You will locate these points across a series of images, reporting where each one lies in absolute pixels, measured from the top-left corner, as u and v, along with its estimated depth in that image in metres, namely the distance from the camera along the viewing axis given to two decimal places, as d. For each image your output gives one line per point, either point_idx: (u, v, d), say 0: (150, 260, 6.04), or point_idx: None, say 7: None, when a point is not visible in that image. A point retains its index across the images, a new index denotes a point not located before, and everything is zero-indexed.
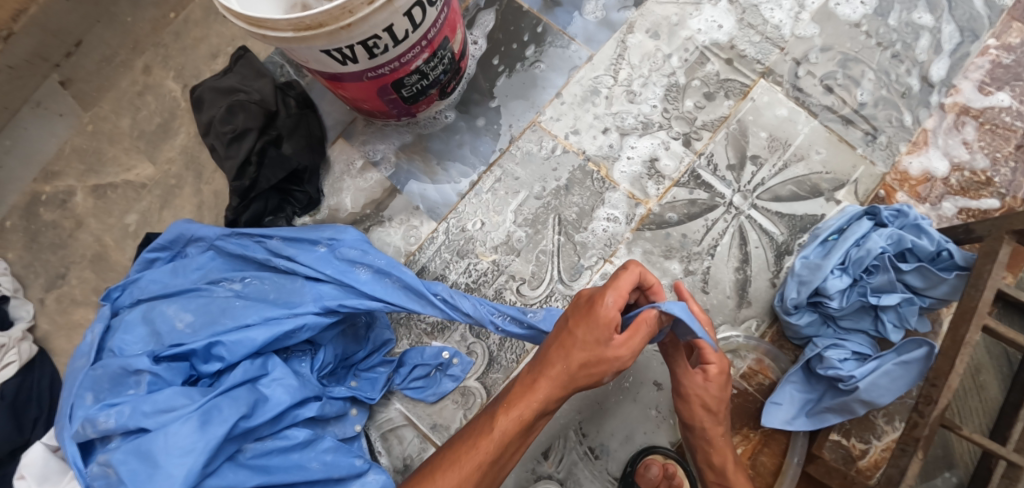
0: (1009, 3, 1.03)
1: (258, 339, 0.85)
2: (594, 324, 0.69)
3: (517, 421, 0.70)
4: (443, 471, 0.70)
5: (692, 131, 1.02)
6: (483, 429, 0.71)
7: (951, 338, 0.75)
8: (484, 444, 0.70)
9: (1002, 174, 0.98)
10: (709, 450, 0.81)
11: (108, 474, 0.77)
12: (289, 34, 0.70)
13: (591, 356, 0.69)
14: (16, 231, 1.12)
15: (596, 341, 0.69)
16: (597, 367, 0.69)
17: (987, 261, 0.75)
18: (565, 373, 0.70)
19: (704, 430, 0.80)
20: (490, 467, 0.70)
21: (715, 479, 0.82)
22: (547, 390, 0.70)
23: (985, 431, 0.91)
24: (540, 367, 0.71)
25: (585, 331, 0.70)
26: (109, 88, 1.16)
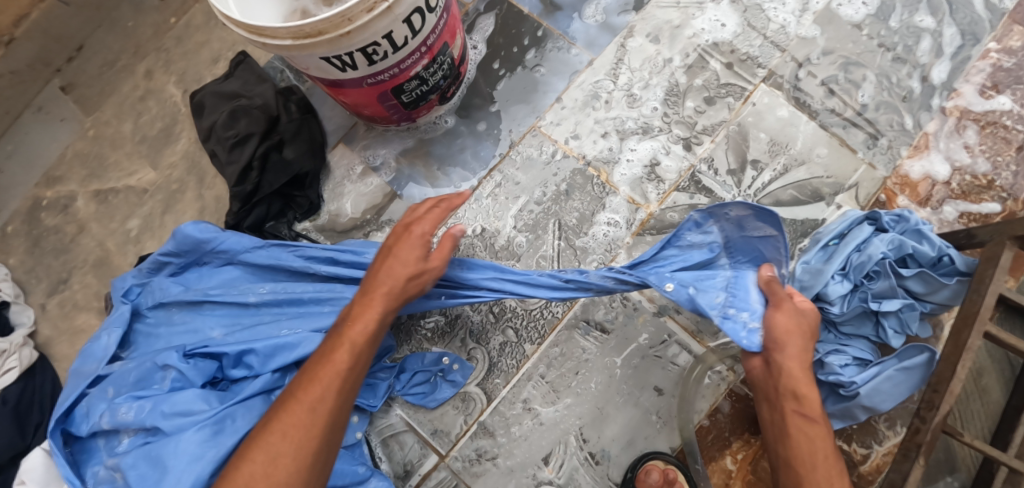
0: (1010, 6, 1.03)
1: (305, 353, 0.85)
2: (410, 241, 0.77)
3: (362, 330, 0.73)
4: (304, 388, 0.69)
5: (692, 136, 1.02)
6: (331, 346, 0.72)
7: (953, 344, 0.75)
8: (337, 358, 0.71)
9: (1004, 178, 0.98)
10: (795, 376, 0.72)
11: (116, 478, 0.79)
12: (288, 42, 0.70)
13: (414, 268, 0.76)
14: (19, 236, 1.12)
15: (418, 257, 0.76)
16: (418, 281, 0.76)
17: (989, 266, 0.75)
18: (399, 286, 0.75)
19: (795, 350, 0.72)
20: (348, 376, 0.71)
21: (795, 410, 0.71)
22: (382, 302, 0.74)
23: (987, 436, 0.91)
24: (367, 288, 0.75)
25: (400, 250, 0.76)
26: (110, 93, 1.17)
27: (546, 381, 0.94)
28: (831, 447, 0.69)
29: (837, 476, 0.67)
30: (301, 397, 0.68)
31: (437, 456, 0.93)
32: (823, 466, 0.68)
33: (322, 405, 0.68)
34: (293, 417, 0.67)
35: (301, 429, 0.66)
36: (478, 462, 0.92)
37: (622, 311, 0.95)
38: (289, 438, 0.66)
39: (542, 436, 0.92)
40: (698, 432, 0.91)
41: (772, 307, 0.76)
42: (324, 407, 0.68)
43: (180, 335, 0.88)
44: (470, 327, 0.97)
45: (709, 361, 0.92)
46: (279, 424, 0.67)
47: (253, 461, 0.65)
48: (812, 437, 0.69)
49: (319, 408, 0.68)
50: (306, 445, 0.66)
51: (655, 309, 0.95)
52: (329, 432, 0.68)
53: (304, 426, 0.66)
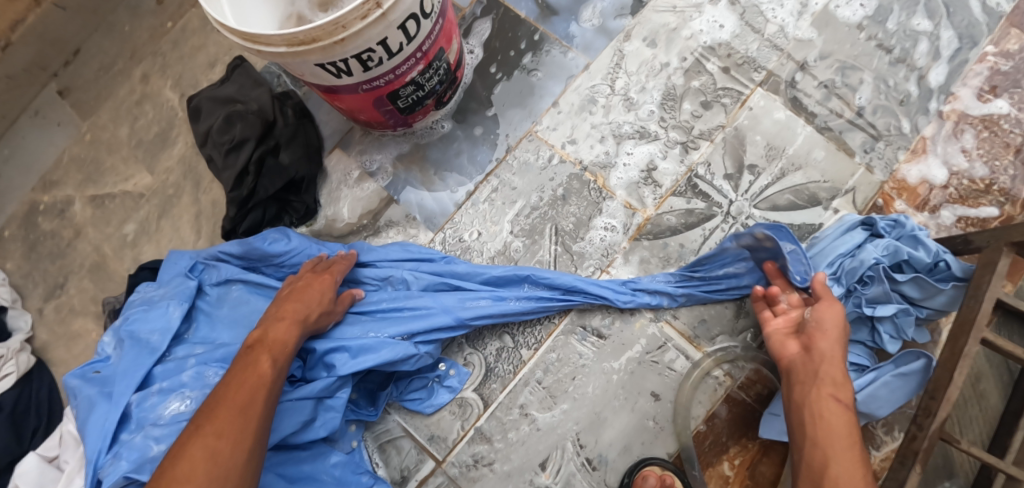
0: (1008, 9, 1.03)
1: (383, 357, 0.87)
2: (321, 282, 0.87)
3: (283, 347, 0.78)
4: (233, 393, 0.71)
5: (689, 140, 1.02)
6: (255, 358, 0.76)
7: (950, 350, 0.75)
8: (261, 368, 0.75)
9: (1002, 182, 0.97)
10: (833, 363, 0.76)
11: (151, 448, 0.80)
12: (282, 49, 0.70)
13: (325, 305, 0.86)
14: (16, 240, 1.12)
15: (326, 294, 0.86)
16: (325, 316, 0.86)
17: (986, 273, 0.75)
18: (311, 316, 0.83)
19: (830, 343, 0.78)
20: (272, 386, 0.75)
21: (830, 394, 0.75)
22: (296, 326, 0.81)
23: (985, 441, 0.91)
24: (281, 314, 0.82)
25: (315, 286, 0.86)
26: (107, 97, 1.16)
27: (543, 386, 0.94)
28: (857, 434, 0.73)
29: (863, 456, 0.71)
30: (231, 400, 0.70)
31: (434, 462, 0.93)
32: (851, 443, 0.71)
33: (254, 407, 0.71)
34: (225, 420, 0.68)
35: (235, 428, 0.68)
36: (475, 467, 0.92)
37: (619, 316, 0.95)
38: (224, 437, 0.67)
39: (539, 441, 0.92)
40: (695, 438, 0.91)
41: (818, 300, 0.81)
42: (256, 410, 0.71)
43: (259, 322, 0.91)
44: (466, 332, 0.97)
45: (705, 366, 0.92)
46: (206, 429, 0.67)
47: (190, 459, 0.65)
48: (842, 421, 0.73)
49: (249, 410, 0.70)
50: (241, 444, 0.68)
51: (652, 314, 0.95)
52: (260, 433, 0.70)
53: (239, 425, 0.69)
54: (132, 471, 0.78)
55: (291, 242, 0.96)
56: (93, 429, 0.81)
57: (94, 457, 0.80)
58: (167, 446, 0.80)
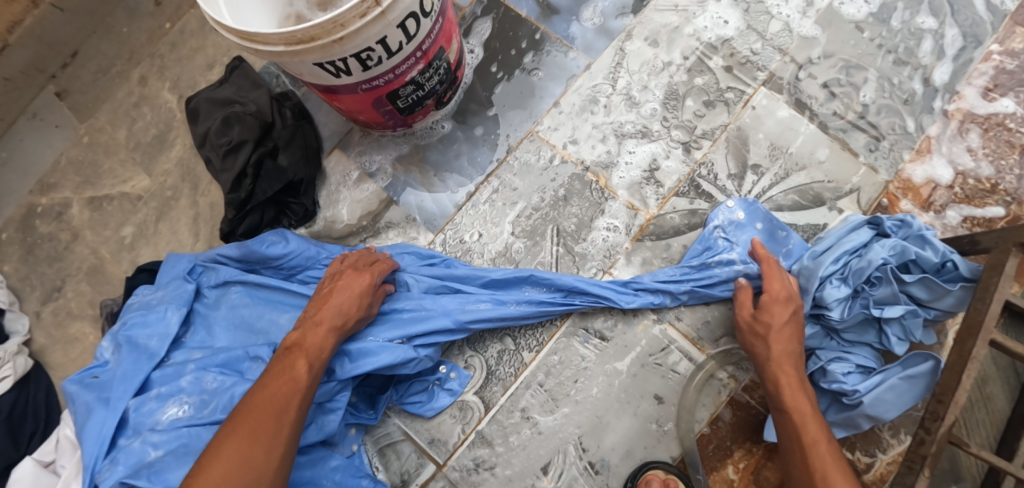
0: (1013, 8, 1.02)
1: (383, 361, 0.86)
2: (360, 282, 0.86)
3: (319, 353, 0.80)
4: (265, 399, 0.74)
5: (692, 140, 1.01)
6: (288, 363, 0.78)
7: (958, 352, 0.74)
8: (295, 374, 0.77)
9: (1008, 182, 0.96)
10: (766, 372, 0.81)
11: (148, 454, 0.79)
12: (280, 48, 0.70)
13: (364, 307, 0.85)
14: (13, 243, 1.11)
15: (365, 294, 0.86)
16: (365, 317, 0.86)
17: (994, 273, 0.73)
18: (350, 320, 0.83)
19: (761, 352, 0.83)
20: (306, 392, 0.76)
21: (775, 406, 0.80)
22: (334, 332, 0.82)
23: (993, 444, 0.90)
24: (319, 317, 0.82)
25: (352, 288, 0.85)
26: (105, 99, 1.16)
27: (544, 389, 0.93)
28: (818, 428, 0.75)
29: (818, 451, 0.73)
30: (265, 407, 0.73)
31: (434, 466, 0.91)
32: (800, 443, 0.74)
33: (287, 415, 0.73)
34: (256, 427, 0.71)
35: (266, 435, 0.71)
36: (476, 471, 0.91)
37: (622, 318, 0.94)
38: (257, 444, 0.70)
39: (541, 445, 0.91)
40: (699, 441, 0.90)
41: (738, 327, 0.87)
42: (289, 416, 0.73)
43: (259, 324, 0.90)
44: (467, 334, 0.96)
45: (709, 368, 0.91)
46: (242, 434, 0.70)
47: (222, 464, 0.68)
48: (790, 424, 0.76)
49: (283, 417, 0.73)
50: (273, 451, 0.71)
51: (655, 316, 0.94)
52: (293, 441, 0.73)
53: (271, 434, 0.71)
54: (128, 476, 0.77)
55: (289, 244, 0.94)
56: (90, 434, 0.80)
57: (90, 463, 0.78)
58: (165, 452, 0.79)
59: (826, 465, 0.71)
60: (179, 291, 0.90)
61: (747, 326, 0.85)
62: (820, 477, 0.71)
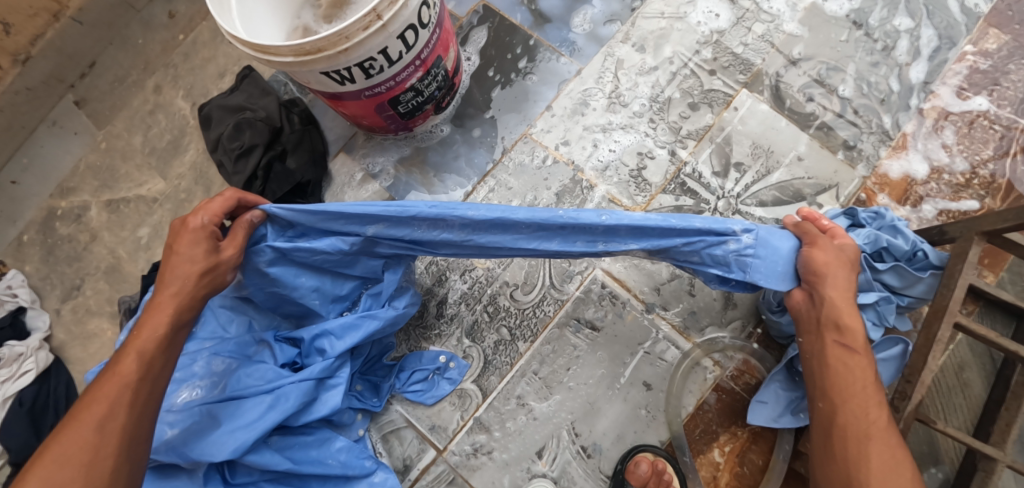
0: (986, 10, 1.07)
1: (369, 331, 0.91)
2: (188, 236, 0.74)
3: (150, 339, 0.70)
4: (89, 404, 0.64)
5: (678, 140, 1.06)
6: (118, 358, 0.68)
7: (925, 335, 0.78)
8: (124, 371, 0.67)
9: (982, 177, 1.01)
10: (837, 307, 0.74)
11: (165, 432, 0.80)
12: (290, 59, 0.75)
13: (203, 263, 0.74)
14: (34, 245, 1.17)
15: (206, 253, 0.74)
16: (214, 274, 0.75)
17: (959, 261, 0.78)
18: (191, 282, 0.73)
19: (837, 286, 0.75)
20: (139, 385, 0.67)
21: (838, 343, 0.73)
22: (175, 301, 0.72)
23: (970, 428, 0.93)
24: (157, 294, 0.73)
25: (189, 252, 0.73)
26: (121, 107, 1.22)
27: (539, 377, 0.97)
28: (869, 374, 0.72)
29: (873, 401, 0.70)
30: (85, 416, 0.63)
31: (434, 451, 0.96)
32: (862, 392, 0.71)
33: (112, 421, 0.64)
34: (76, 439, 0.62)
35: (87, 448, 0.62)
36: (475, 455, 0.95)
37: (612, 309, 0.99)
38: (71, 466, 0.61)
39: (536, 431, 0.95)
40: (686, 425, 0.94)
41: (806, 246, 0.80)
42: (115, 423, 0.64)
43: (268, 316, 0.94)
44: (465, 325, 1.01)
45: (695, 356, 0.96)
46: (55, 453, 0.61)
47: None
48: (848, 366, 0.72)
49: (107, 426, 0.64)
50: (97, 467, 0.62)
51: (643, 306, 0.99)
52: (129, 444, 0.65)
53: (92, 447, 0.62)
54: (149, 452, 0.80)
55: None
56: None
57: None
58: (181, 431, 0.81)
59: (877, 417, 0.70)
60: None
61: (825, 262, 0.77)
62: (875, 427, 0.69)
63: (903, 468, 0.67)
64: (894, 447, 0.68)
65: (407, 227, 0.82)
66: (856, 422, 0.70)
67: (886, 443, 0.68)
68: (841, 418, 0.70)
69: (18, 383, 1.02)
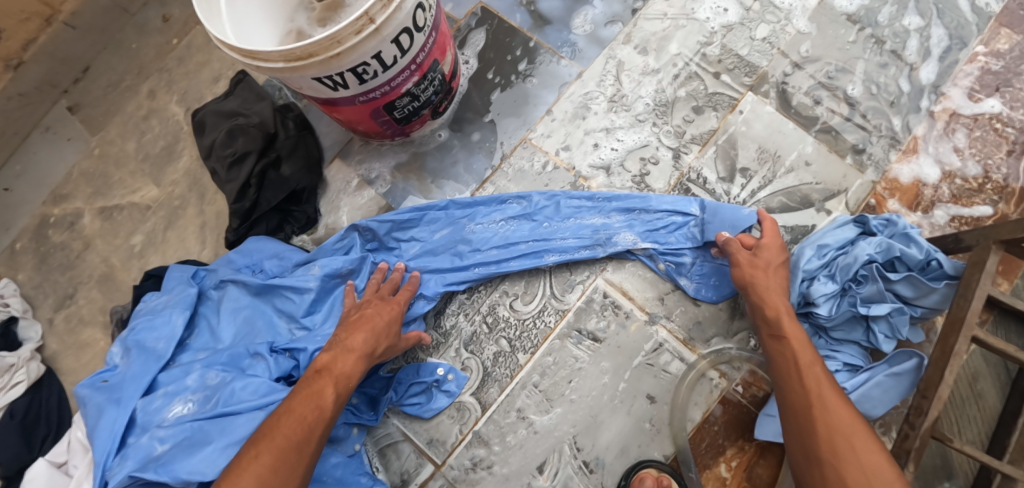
0: (997, 10, 1.04)
1: None
2: (389, 312, 0.89)
3: (345, 381, 0.81)
4: (288, 425, 0.74)
5: (681, 145, 1.03)
6: (313, 388, 0.78)
7: (941, 348, 0.76)
8: (321, 402, 0.77)
9: (995, 181, 0.98)
10: (765, 304, 0.83)
11: (155, 448, 0.81)
12: (281, 64, 0.73)
13: (392, 337, 0.87)
14: (27, 253, 1.15)
15: (395, 329, 0.88)
16: (393, 348, 0.88)
17: (975, 271, 0.75)
18: (381, 345, 0.85)
19: (761, 285, 0.84)
20: (329, 421, 0.77)
21: (769, 334, 0.82)
22: (362, 360, 0.83)
23: (985, 441, 0.90)
24: (351, 345, 0.83)
25: (383, 317, 0.87)
26: (115, 113, 1.20)
27: (540, 390, 0.95)
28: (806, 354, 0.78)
29: (808, 373, 0.76)
30: (288, 435, 0.73)
31: (432, 466, 0.94)
32: (796, 369, 0.76)
33: (308, 445, 0.74)
34: (277, 456, 0.71)
35: (288, 464, 0.72)
36: (474, 470, 0.93)
37: (615, 319, 0.96)
38: (275, 472, 0.70)
39: (537, 445, 0.93)
40: (692, 439, 0.91)
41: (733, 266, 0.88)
42: (309, 448, 0.74)
43: (262, 330, 0.92)
44: (463, 336, 0.98)
45: (701, 367, 0.93)
46: (259, 461, 0.71)
47: None
48: (782, 351, 0.79)
49: (303, 448, 0.74)
50: (290, 481, 0.71)
51: (647, 317, 0.96)
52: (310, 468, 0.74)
53: (290, 462, 0.72)
54: (137, 470, 0.79)
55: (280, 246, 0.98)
56: (101, 432, 0.82)
57: (102, 460, 0.80)
58: (171, 446, 0.81)
59: (820, 386, 0.74)
60: (178, 303, 0.92)
61: (747, 262, 0.87)
62: (815, 395, 0.73)
63: (848, 424, 0.70)
64: (838, 408, 0.72)
65: (464, 228, 0.99)
66: (798, 398, 0.75)
67: (829, 406, 0.72)
68: (786, 395, 0.76)
69: (9, 395, 0.99)
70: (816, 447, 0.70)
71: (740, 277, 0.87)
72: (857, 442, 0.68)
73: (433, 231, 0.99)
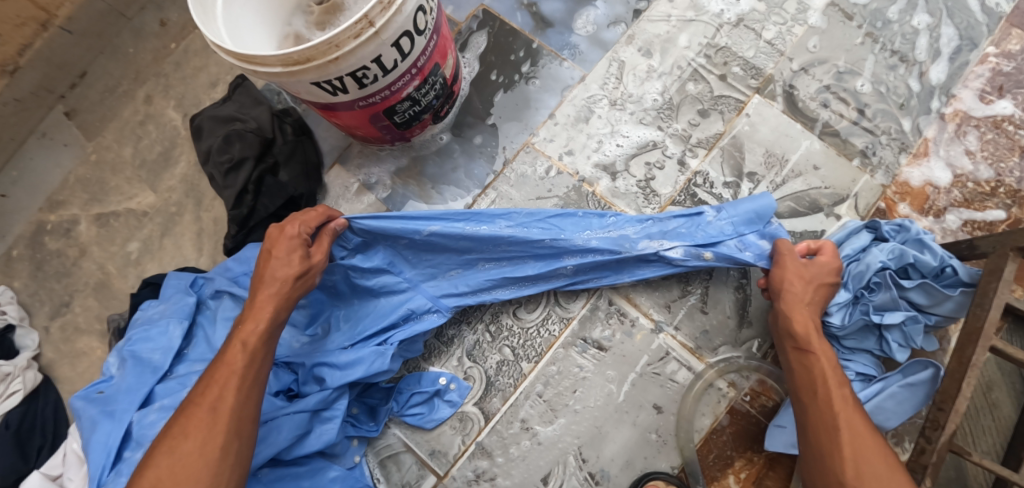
0: (1008, 9, 1.02)
1: (369, 371, 0.86)
2: (285, 242, 0.78)
3: (252, 332, 0.74)
4: (203, 392, 0.70)
5: (688, 149, 1.01)
6: (225, 349, 0.74)
7: (958, 359, 0.73)
8: (231, 359, 0.72)
9: (1008, 184, 0.96)
10: (797, 314, 0.79)
11: None
12: (277, 69, 0.71)
13: (298, 267, 0.78)
14: (23, 260, 1.13)
15: (301, 255, 0.79)
16: (306, 277, 0.79)
17: (993, 279, 0.73)
18: (287, 285, 0.77)
19: (793, 295, 0.80)
20: (245, 373, 0.72)
21: (794, 347, 0.79)
22: (271, 302, 0.76)
23: (1000, 452, 0.88)
24: (255, 290, 0.76)
25: (277, 248, 0.78)
26: (112, 118, 1.18)
27: (543, 400, 0.93)
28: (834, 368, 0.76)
29: (836, 393, 0.73)
30: (201, 400, 0.69)
31: (435, 477, 0.92)
32: (824, 387, 0.74)
33: (222, 404, 0.69)
34: (190, 431, 0.67)
35: (205, 429, 0.68)
36: (476, 482, 0.91)
37: (620, 328, 0.94)
38: (188, 440, 0.67)
39: (540, 456, 0.91)
40: (700, 451, 0.89)
41: (777, 266, 0.83)
42: (223, 407, 0.69)
43: None
44: (465, 345, 0.96)
45: (708, 377, 0.91)
46: (170, 436, 0.67)
47: (156, 466, 0.66)
48: (808, 366, 0.77)
49: (218, 411, 0.69)
50: (210, 442, 0.67)
51: (653, 325, 0.94)
52: (238, 422, 0.69)
53: (206, 425, 0.68)
54: None
55: None
56: (96, 446, 0.80)
57: (97, 474, 0.79)
58: None
59: (849, 411, 0.72)
60: (175, 313, 0.89)
61: (793, 266, 0.82)
62: (843, 417, 0.72)
63: (873, 447, 0.69)
64: (861, 431, 0.71)
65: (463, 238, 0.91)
66: (823, 417, 0.73)
67: (857, 432, 0.70)
68: (811, 411, 0.74)
69: (4, 404, 0.97)
70: (838, 469, 0.69)
71: (777, 280, 0.82)
72: (878, 467, 0.67)
73: (433, 233, 0.90)
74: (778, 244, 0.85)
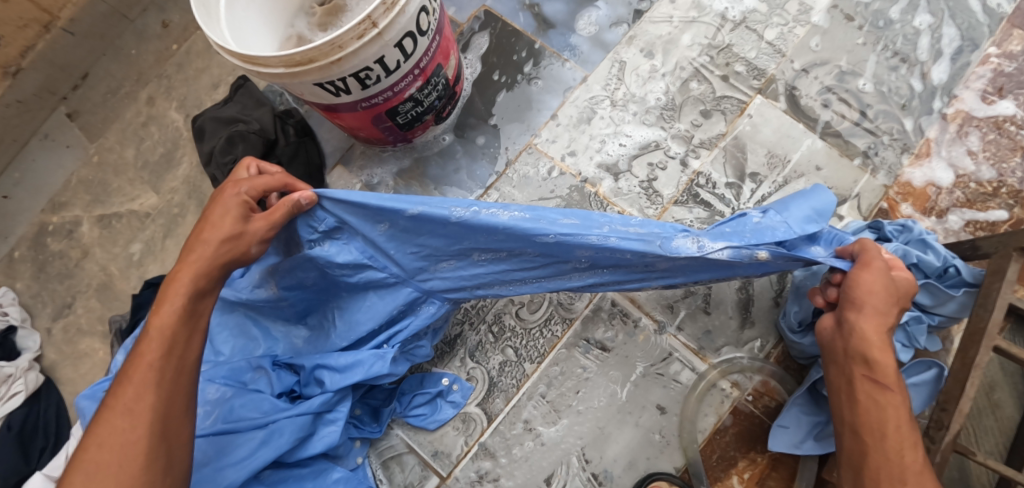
0: (1010, 10, 1.02)
1: (371, 372, 0.85)
2: (221, 203, 0.67)
3: (175, 313, 0.63)
4: (119, 391, 0.60)
5: (690, 150, 1.01)
6: (143, 336, 0.63)
7: (961, 359, 0.73)
8: (148, 349, 0.62)
9: (1010, 185, 0.96)
10: (872, 343, 0.68)
11: None
12: (280, 70, 0.71)
13: (229, 230, 0.66)
14: (25, 261, 1.13)
15: (235, 217, 0.67)
16: (237, 243, 0.67)
17: (996, 279, 0.73)
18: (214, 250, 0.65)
19: (876, 316, 0.68)
20: (166, 364, 0.62)
21: (866, 376, 0.68)
22: (199, 274, 0.65)
23: (1003, 452, 0.88)
24: (181, 261, 0.66)
25: (213, 212, 0.67)
26: (114, 119, 1.18)
27: (546, 400, 0.93)
28: (903, 414, 0.67)
29: (908, 442, 0.65)
30: (115, 402, 0.59)
31: (437, 478, 0.91)
32: (895, 434, 0.65)
33: (139, 404, 0.59)
34: (107, 440, 0.58)
35: (127, 438, 0.58)
36: (479, 483, 0.91)
37: (623, 329, 0.94)
38: (111, 454, 0.58)
39: (543, 457, 0.91)
40: (703, 451, 0.89)
41: (858, 268, 0.69)
42: (143, 407, 0.59)
43: (264, 343, 0.89)
44: (468, 346, 0.96)
45: (711, 377, 0.91)
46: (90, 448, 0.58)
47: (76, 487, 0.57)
48: (881, 405, 0.67)
49: (136, 414, 0.59)
50: (131, 453, 0.58)
51: (656, 325, 0.94)
52: (165, 424, 0.60)
53: (124, 434, 0.58)
54: None
55: None
56: None
57: None
58: None
59: (914, 462, 0.64)
60: None
61: (883, 276, 0.68)
62: (913, 470, 0.64)
63: None
64: None
65: (456, 232, 0.78)
66: (886, 466, 0.65)
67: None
68: (870, 455, 0.66)
69: (6, 405, 0.97)
70: None
71: (852, 287, 0.69)
72: None
73: (420, 215, 0.76)
74: (865, 244, 0.70)
